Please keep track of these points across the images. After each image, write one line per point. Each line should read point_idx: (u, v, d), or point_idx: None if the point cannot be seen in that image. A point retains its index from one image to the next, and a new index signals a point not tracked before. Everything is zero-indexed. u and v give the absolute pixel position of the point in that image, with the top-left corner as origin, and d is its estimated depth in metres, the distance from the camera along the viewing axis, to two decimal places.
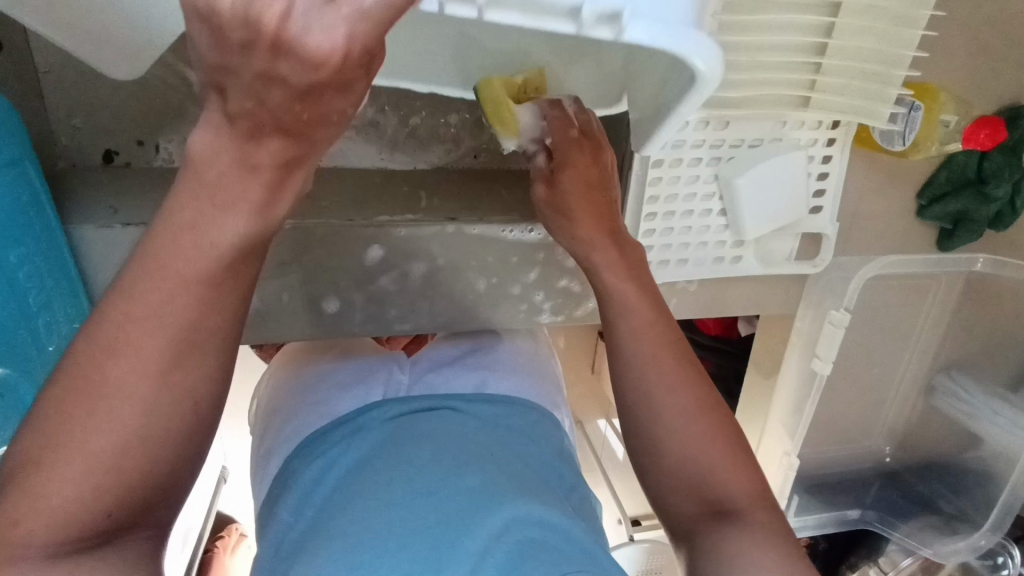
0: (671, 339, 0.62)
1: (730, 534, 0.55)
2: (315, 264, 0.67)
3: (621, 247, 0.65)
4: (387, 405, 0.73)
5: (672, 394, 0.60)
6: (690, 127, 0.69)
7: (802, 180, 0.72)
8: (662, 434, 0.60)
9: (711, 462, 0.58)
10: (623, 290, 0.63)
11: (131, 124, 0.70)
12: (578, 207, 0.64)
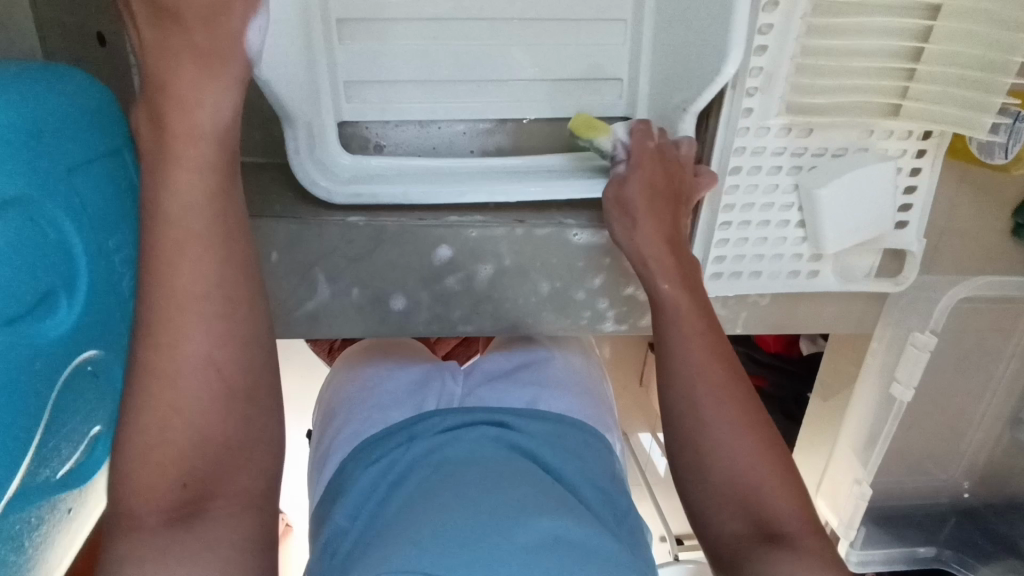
0: (720, 353, 0.60)
1: (782, 558, 0.52)
2: (383, 261, 0.68)
3: (683, 257, 0.64)
4: (444, 414, 0.71)
5: (717, 403, 0.58)
6: (771, 134, 0.67)
7: (887, 194, 0.68)
8: (710, 444, 0.58)
9: (746, 478, 0.56)
10: (684, 300, 0.61)
11: None
12: (639, 208, 0.63)
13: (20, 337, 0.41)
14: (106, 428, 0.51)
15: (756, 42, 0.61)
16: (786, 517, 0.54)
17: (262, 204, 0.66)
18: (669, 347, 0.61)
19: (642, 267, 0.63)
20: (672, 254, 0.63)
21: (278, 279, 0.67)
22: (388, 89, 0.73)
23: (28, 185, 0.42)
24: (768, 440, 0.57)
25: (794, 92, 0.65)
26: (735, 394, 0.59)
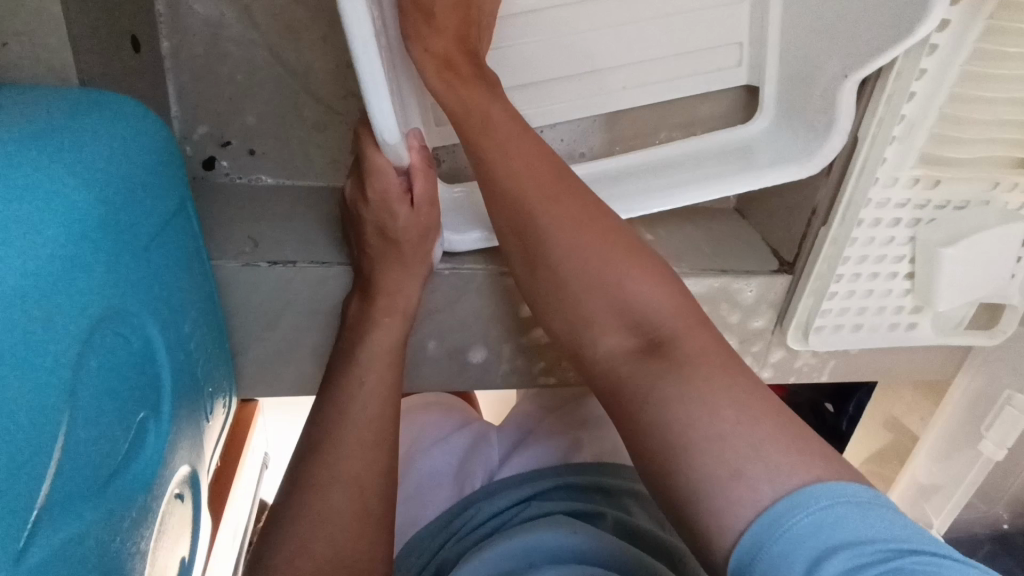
0: (603, 224, 0.47)
1: (673, 374, 0.40)
2: (466, 312, 0.60)
3: (554, 177, 0.49)
4: (484, 501, 0.68)
5: (586, 235, 0.46)
6: (899, 185, 0.61)
7: (1008, 255, 0.64)
8: (561, 265, 0.46)
9: (621, 284, 0.45)
10: (563, 198, 0.48)
11: (263, 136, 0.62)
12: (491, 127, 0.51)
13: (119, 487, 0.34)
14: (190, 555, 0.44)
15: (908, 88, 0.55)
16: (708, 363, 0.40)
17: (330, 248, 0.57)
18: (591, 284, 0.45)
19: (492, 188, 0.50)
20: (536, 172, 0.49)
21: None
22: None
23: (116, 296, 0.34)
24: (726, 344, 0.42)
25: (931, 142, 0.59)
26: (623, 245, 0.46)
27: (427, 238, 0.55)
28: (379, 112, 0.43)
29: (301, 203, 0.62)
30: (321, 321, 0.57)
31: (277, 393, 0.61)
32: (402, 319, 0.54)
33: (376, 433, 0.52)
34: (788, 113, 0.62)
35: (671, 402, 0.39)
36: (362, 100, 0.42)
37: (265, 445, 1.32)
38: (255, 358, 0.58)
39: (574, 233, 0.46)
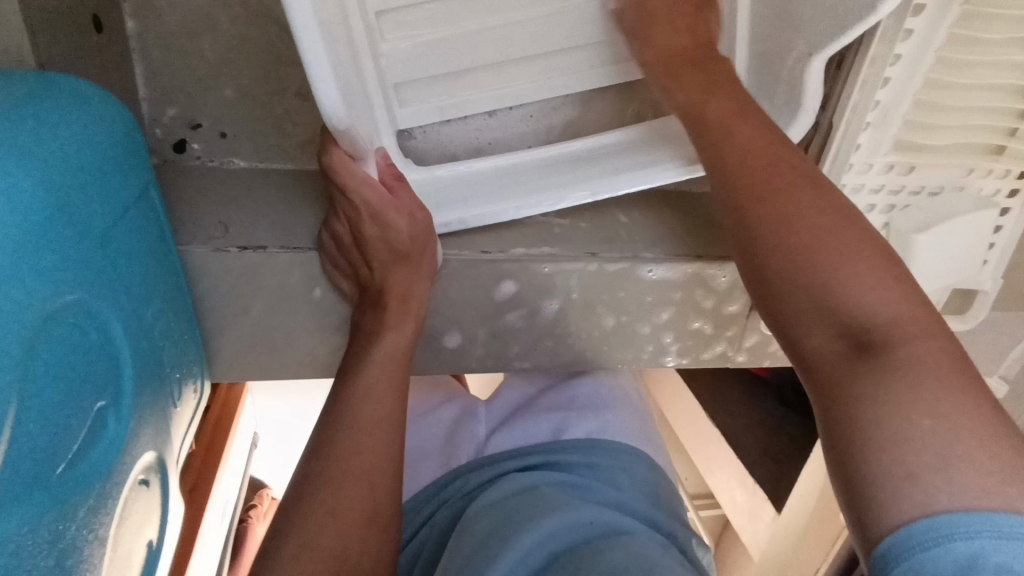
0: (845, 216, 0.44)
1: (882, 378, 0.37)
2: (440, 297, 0.61)
3: (788, 162, 0.47)
4: (474, 472, 0.69)
5: (821, 223, 0.43)
6: (874, 172, 0.61)
7: (979, 242, 0.65)
8: (788, 258, 0.43)
9: (839, 282, 0.41)
10: (796, 182, 0.45)
11: (234, 118, 0.61)
12: (733, 125, 0.50)
13: (77, 477, 0.34)
14: (157, 541, 0.45)
15: (882, 74, 0.55)
16: (966, 404, 0.35)
17: (301, 232, 0.56)
18: (794, 253, 0.43)
19: (719, 174, 0.48)
20: (763, 158, 0.47)
21: (319, 319, 0.58)
22: (446, 85, 0.64)
23: (71, 282, 0.34)
24: (955, 352, 0.38)
25: (905, 129, 0.59)
26: (857, 232, 0.43)
27: (430, 243, 0.55)
28: (332, 107, 0.44)
29: (273, 187, 0.61)
30: (293, 305, 0.57)
31: (250, 377, 0.61)
32: (415, 320, 0.55)
33: (375, 393, 0.53)
34: (761, 93, 0.63)
35: (869, 399, 0.37)
36: (314, 98, 0.43)
37: (253, 424, 1.32)
38: (227, 342, 0.58)
39: (790, 207, 0.44)
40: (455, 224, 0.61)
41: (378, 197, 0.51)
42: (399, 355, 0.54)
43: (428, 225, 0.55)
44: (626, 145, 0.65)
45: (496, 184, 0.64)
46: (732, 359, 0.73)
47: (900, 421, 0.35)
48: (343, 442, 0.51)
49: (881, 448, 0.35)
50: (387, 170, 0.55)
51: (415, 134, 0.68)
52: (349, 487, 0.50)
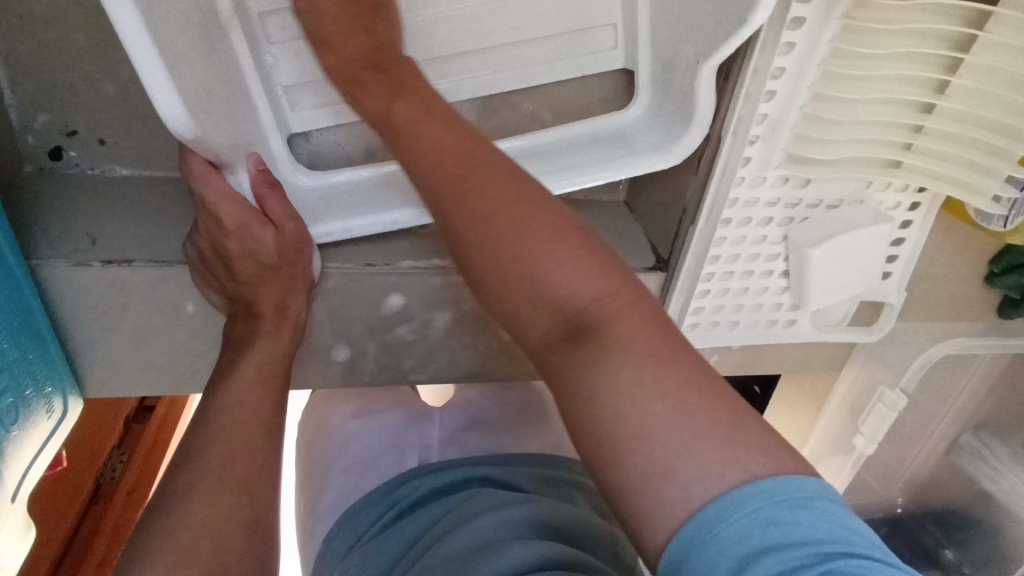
0: (519, 195, 0.41)
1: (595, 364, 0.37)
2: (327, 310, 0.60)
3: (481, 155, 0.43)
4: (425, 476, 0.62)
5: (512, 211, 0.41)
6: (767, 184, 0.61)
7: (877, 256, 0.65)
8: (488, 249, 0.41)
9: (541, 268, 0.39)
10: (489, 166, 0.43)
11: (113, 126, 0.59)
12: (420, 122, 0.46)
13: None
14: None
15: (765, 88, 0.54)
16: (670, 368, 0.36)
17: (174, 245, 0.55)
18: (497, 257, 0.40)
19: (412, 170, 0.45)
20: (458, 153, 0.43)
21: (196, 334, 0.57)
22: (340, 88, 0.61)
23: None
24: (666, 337, 0.37)
25: (797, 142, 0.59)
26: (523, 205, 0.41)
27: (303, 250, 0.53)
28: (173, 116, 0.43)
29: (156, 197, 0.59)
30: (166, 320, 0.55)
31: (131, 392, 0.59)
32: (292, 329, 0.54)
33: (262, 392, 0.49)
34: (661, 102, 0.62)
35: (596, 408, 0.36)
36: (153, 107, 0.43)
37: None
38: (101, 358, 0.56)
39: (500, 210, 0.41)
40: (337, 233, 0.58)
41: (239, 213, 0.51)
42: (280, 360, 0.52)
43: (300, 234, 0.53)
44: (535, 150, 0.64)
45: (394, 192, 0.61)
46: None
47: (637, 421, 0.34)
48: (213, 446, 0.46)
49: (625, 450, 0.34)
50: (259, 175, 0.53)
51: (310, 139, 0.64)
52: (222, 497, 0.44)
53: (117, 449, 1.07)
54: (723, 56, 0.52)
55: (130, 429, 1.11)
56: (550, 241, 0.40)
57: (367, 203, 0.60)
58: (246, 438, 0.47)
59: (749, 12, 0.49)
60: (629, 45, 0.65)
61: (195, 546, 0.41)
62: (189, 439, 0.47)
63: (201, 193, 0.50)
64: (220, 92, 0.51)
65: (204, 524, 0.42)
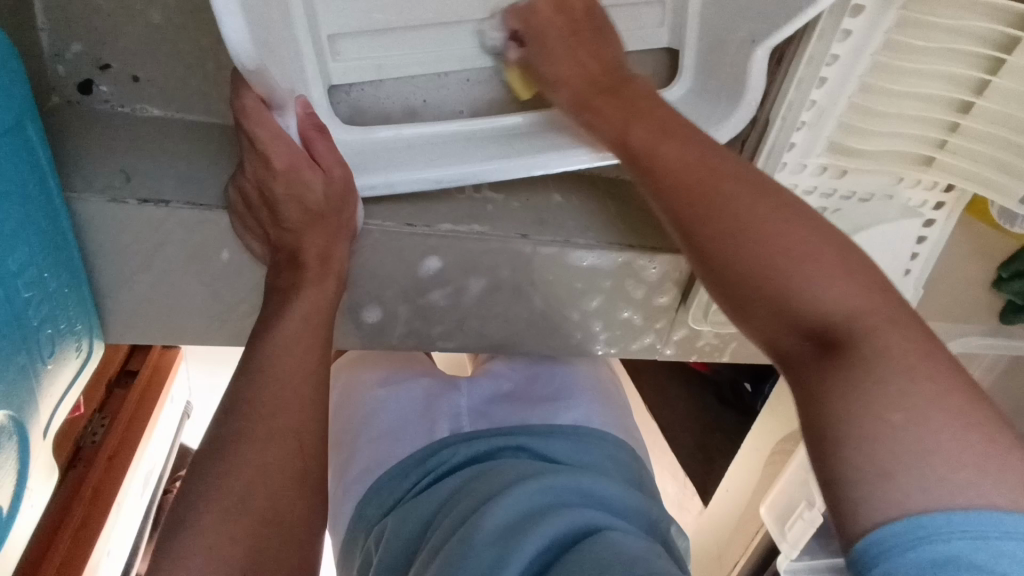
0: (801, 218, 0.44)
1: (850, 370, 0.39)
2: (361, 269, 0.59)
3: (720, 173, 0.47)
4: (460, 444, 0.65)
5: (777, 225, 0.44)
6: (806, 172, 0.62)
7: (903, 250, 0.67)
8: (750, 267, 0.44)
9: (799, 282, 0.42)
10: (734, 191, 0.46)
11: (148, 62, 0.57)
12: (661, 146, 0.50)
13: None
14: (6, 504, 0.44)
15: (818, 74, 0.55)
16: (887, 366, 0.38)
17: (212, 189, 0.53)
18: (729, 261, 0.45)
19: (657, 194, 0.49)
20: (697, 174, 0.47)
21: (227, 283, 0.55)
22: (387, 41, 0.61)
23: None
24: (892, 309, 0.41)
25: (840, 131, 0.59)
26: (803, 226, 0.44)
27: (348, 200, 0.52)
28: (237, 39, 0.42)
29: (190, 140, 0.57)
30: (198, 267, 0.54)
31: (152, 340, 0.57)
32: (336, 281, 0.52)
33: (312, 340, 0.49)
34: (705, 81, 0.62)
35: (835, 399, 0.39)
36: (219, 30, 0.42)
37: (184, 390, 1.27)
38: (126, 302, 0.55)
39: (745, 227, 0.44)
40: (380, 187, 0.57)
41: (290, 154, 0.49)
42: (325, 310, 0.50)
43: (347, 182, 0.52)
44: (557, 122, 0.63)
45: (439, 151, 0.60)
46: (660, 351, 0.74)
47: (873, 418, 0.37)
48: (266, 391, 0.45)
49: (857, 441, 0.37)
50: (307, 119, 0.52)
51: (354, 95, 0.63)
52: (275, 442, 0.44)
53: (98, 414, 1.04)
54: (784, 35, 0.52)
55: (112, 394, 1.07)
56: (823, 246, 0.43)
57: (412, 160, 0.59)
58: (303, 386, 0.46)
59: None
60: (676, 24, 0.64)
61: (252, 493, 0.41)
62: (240, 384, 0.46)
63: (250, 131, 0.48)
64: (273, 29, 0.50)
65: (264, 472, 0.42)
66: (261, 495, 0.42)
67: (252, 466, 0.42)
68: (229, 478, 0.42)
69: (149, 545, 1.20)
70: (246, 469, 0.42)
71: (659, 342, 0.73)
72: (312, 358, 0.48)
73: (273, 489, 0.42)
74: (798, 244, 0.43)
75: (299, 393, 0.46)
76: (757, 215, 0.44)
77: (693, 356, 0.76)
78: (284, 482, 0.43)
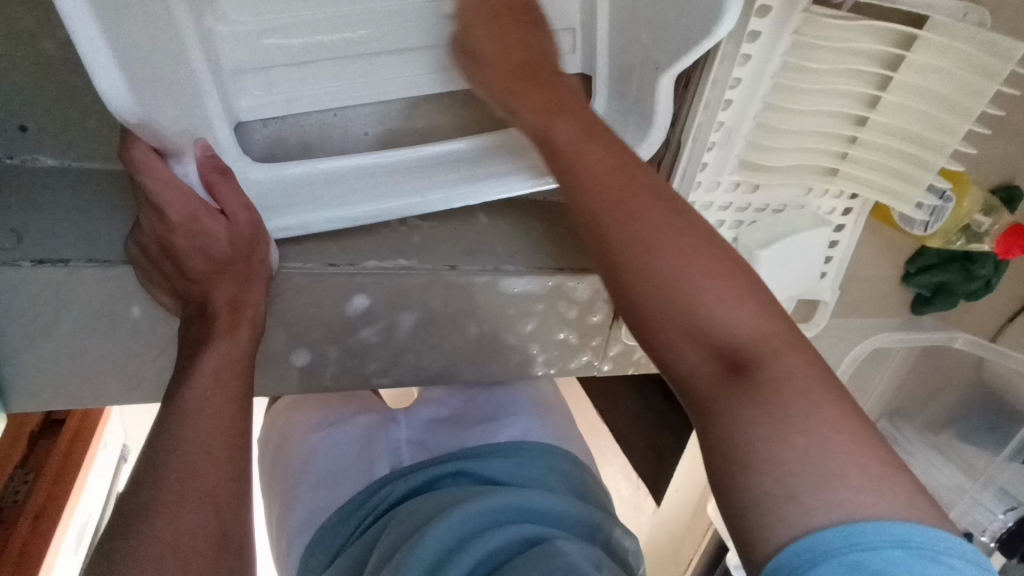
0: (693, 233, 0.45)
1: (754, 403, 0.39)
2: (286, 313, 0.57)
3: (637, 177, 0.47)
4: (399, 479, 0.65)
5: (667, 249, 0.44)
6: (721, 188, 0.64)
7: (817, 256, 0.70)
8: (664, 281, 0.43)
9: (704, 309, 0.42)
10: (647, 200, 0.46)
11: (38, 113, 0.53)
12: (584, 158, 0.49)
13: None
14: None
15: (723, 96, 0.57)
16: (793, 395, 0.39)
17: (115, 244, 0.50)
18: (634, 269, 0.44)
19: (578, 193, 0.48)
20: (617, 177, 0.47)
21: (141, 340, 0.53)
22: (293, 74, 0.59)
23: None
24: (797, 340, 0.42)
25: (749, 149, 0.62)
26: (681, 233, 0.44)
27: (258, 246, 0.51)
28: (114, 94, 0.43)
29: (90, 192, 0.54)
30: (107, 327, 0.51)
31: (63, 405, 0.54)
32: (250, 328, 0.50)
33: (229, 393, 0.47)
34: (620, 107, 0.64)
35: (749, 435, 0.38)
36: (94, 85, 0.43)
37: (119, 435, 1.20)
38: (30, 368, 0.51)
39: (641, 229, 0.45)
40: (294, 229, 0.56)
41: (188, 204, 0.48)
42: (239, 363, 0.48)
43: (255, 225, 0.50)
44: (480, 153, 0.63)
45: (353, 187, 0.59)
46: (598, 367, 0.75)
47: (776, 459, 0.37)
48: (178, 454, 0.43)
49: (761, 473, 0.37)
50: (207, 162, 0.50)
51: (267, 132, 0.61)
52: (187, 507, 0.42)
53: (19, 469, 0.94)
54: (683, 65, 0.53)
55: (35, 447, 0.97)
56: (723, 271, 0.43)
57: (324, 199, 0.58)
58: (218, 443, 0.45)
59: (712, 24, 0.50)
60: (589, 52, 0.65)
61: (168, 561, 0.39)
62: (151, 449, 0.44)
63: (144, 182, 0.46)
64: (158, 74, 0.48)
65: (178, 540, 0.40)
66: (179, 564, 0.40)
67: (166, 534, 0.40)
68: (139, 550, 0.39)
69: None
70: (158, 538, 0.40)
71: (597, 358, 0.74)
72: (229, 416, 0.46)
73: (192, 555, 0.40)
74: (671, 243, 0.44)
75: (215, 452, 0.44)
76: (656, 223, 0.45)
77: (631, 369, 0.77)
78: (205, 550, 0.41)
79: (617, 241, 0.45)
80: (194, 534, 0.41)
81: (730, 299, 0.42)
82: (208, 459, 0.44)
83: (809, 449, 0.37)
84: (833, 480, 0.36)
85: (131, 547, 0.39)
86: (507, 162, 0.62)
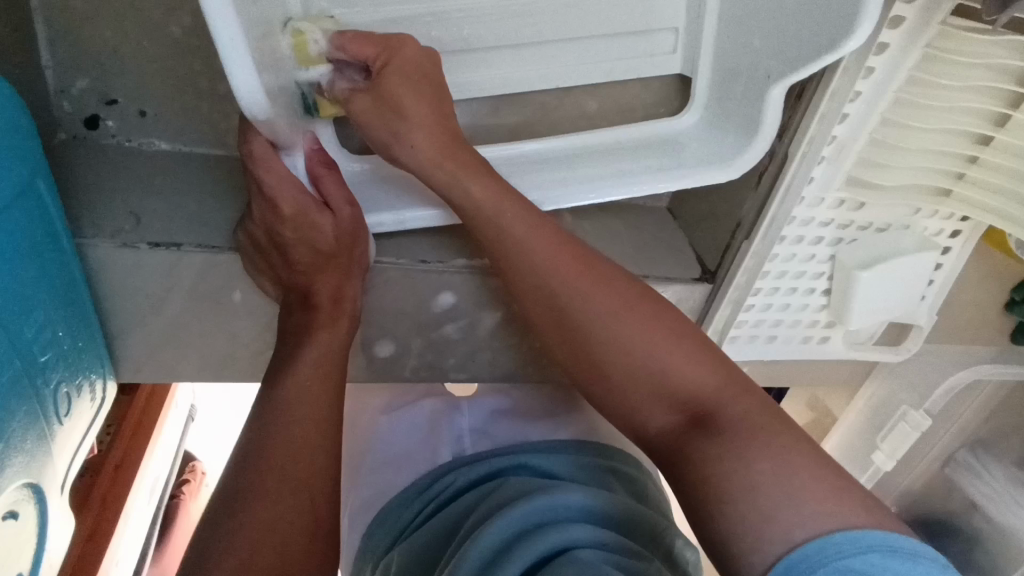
0: (647, 305, 0.50)
1: (717, 442, 0.42)
2: (375, 306, 0.58)
3: (577, 280, 0.50)
4: (463, 469, 0.65)
5: (604, 300, 0.50)
6: (824, 204, 0.61)
7: (920, 280, 0.66)
8: (609, 356, 0.49)
9: (647, 358, 0.47)
10: (603, 273, 0.51)
11: (155, 97, 0.56)
12: (505, 206, 0.51)
13: None
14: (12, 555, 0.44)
15: (841, 110, 0.54)
16: (756, 426, 0.42)
17: (221, 229, 0.52)
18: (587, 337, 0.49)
19: (530, 276, 0.51)
20: (560, 259, 0.51)
21: (240, 323, 0.55)
22: None
23: None
24: (754, 395, 0.45)
25: (860, 165, 0.58)
26: (611, 290, 0.50)
27: (360, 240, 0.51)
28: (250, 95, 0.40)
29: (200, 176, 0.56)
30: (211, 309, 0.53)
31: (163, 377, 0.57)
32: (347, 320, 0.51)
33: (324, 381, 0.48)
34: (718, 111, 0.61)
35: (714, 460, 0.42)
36: (227, 83, 0.39)
37: (191, 395, 1.26)
38: (138, 341, 0.54)
39: (586, 307, 0.50)
40: (390, 224, 0.56)
41: (298, 197, 0.49)
42: (336, 355, 0.50)
43: (357, 220, 0.51)
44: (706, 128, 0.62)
45: None
46: None
47: (733, 477, 0.40)
48: (277, 439, 0.45)
49: (734, 498, 0.40)
50: (314, 155, 0.51)
51: (364, 123, 0.62)
52: (284, 490, 0.43)
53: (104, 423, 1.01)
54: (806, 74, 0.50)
55: (116, 401, 1.03)
56: (671, 321, 0.49)
57: (420, 192, 0.58)
58: (312, 427, 0.46)
59: (840, 38, 0.47)
60: (689, 50, 0.62)
61: (266, 540, 0.41)
62: (252, 431, 0.46)
63: (258, 174, 0.47)
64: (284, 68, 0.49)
65: (274, 522, 0.42)
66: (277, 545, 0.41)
67: (264, 514, 0.42)
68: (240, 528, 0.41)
69: (156, 552, 1.19)
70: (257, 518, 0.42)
71: None
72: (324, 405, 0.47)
73: (288, 537, 0.42)
74: (598, 278, 0.50)
75: (310, 438, 0.46)
76: (606, 270, 0.51)
77: None
78: (300, 534, 0.43)
79: (559, 280, 0.50)
80: (289, 517, 0.43)
81: (688, 363, 0.47)
82: (303, 444, 0.45)
83: (771, 478, 0.39)
84: (801, 512, 0.38)
85: (233, 526, 0.41)
86: (611, 163, 0.61)
